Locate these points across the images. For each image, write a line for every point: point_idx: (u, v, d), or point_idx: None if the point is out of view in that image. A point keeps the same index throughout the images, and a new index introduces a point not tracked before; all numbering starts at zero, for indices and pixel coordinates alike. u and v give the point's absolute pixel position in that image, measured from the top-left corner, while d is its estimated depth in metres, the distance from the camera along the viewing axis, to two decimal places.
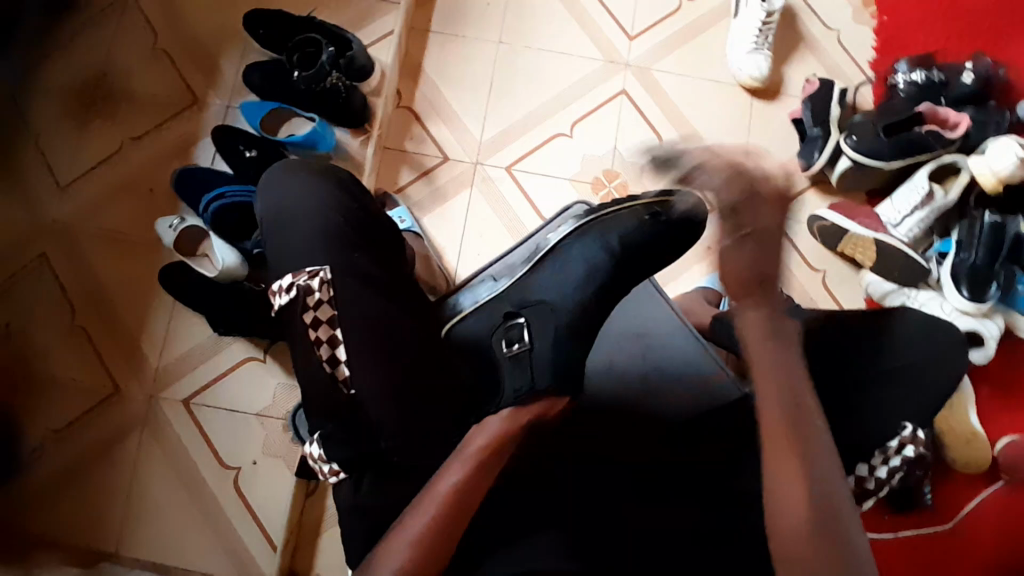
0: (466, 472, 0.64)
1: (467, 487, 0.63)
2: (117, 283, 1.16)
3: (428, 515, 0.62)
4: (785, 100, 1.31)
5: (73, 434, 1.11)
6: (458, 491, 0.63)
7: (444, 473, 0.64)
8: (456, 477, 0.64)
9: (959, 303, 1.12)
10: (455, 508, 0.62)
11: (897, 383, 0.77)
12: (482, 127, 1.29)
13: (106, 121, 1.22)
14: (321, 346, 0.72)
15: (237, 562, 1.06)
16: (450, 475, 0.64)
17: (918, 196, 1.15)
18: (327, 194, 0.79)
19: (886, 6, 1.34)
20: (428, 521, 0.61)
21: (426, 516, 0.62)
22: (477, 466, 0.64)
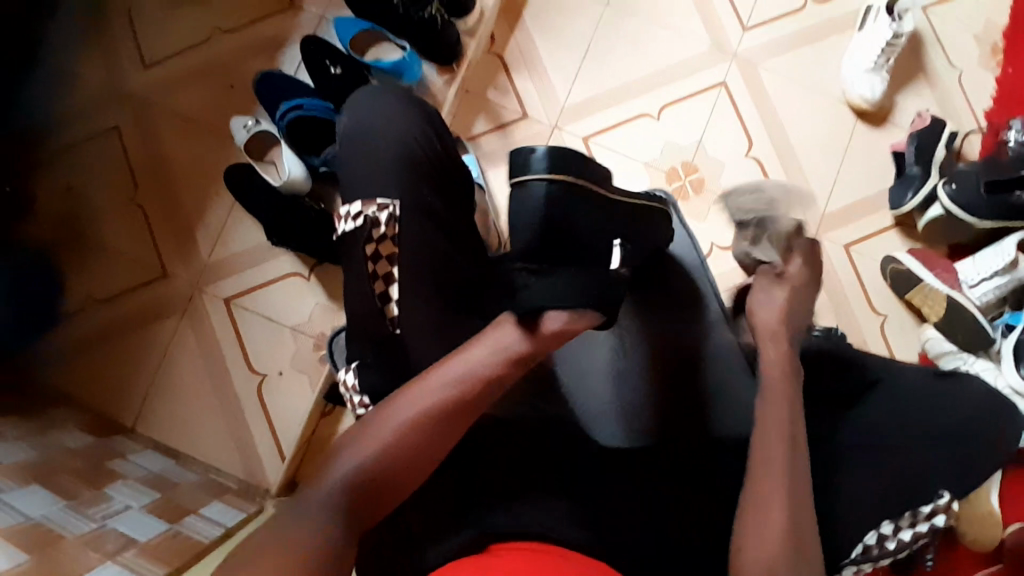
0: (499, 365, 0.63)
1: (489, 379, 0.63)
2: (181, 171, 1.17)
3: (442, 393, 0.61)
4: (890, 129, 1.23)
5: (116, 306, 1.14)
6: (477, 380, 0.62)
7: (477, 351, 0.64)
8: (490, 363, 0.63)
9: (1014, 381, 1.04)
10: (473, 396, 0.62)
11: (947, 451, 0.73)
12: (568, 91, 1.24)
13: (199, 6, 1.21)
14: (376, 279, 0.71)
15: (245, 462, 1.10)
16: (484, 355, 0.64)
17: (1000, 262, 1.10)
18: (412, 124, 0.75)
19: (1015, 57, 1.23)
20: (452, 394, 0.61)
21: (453, 388, 0.62)
22: (514, 356, 0.64)
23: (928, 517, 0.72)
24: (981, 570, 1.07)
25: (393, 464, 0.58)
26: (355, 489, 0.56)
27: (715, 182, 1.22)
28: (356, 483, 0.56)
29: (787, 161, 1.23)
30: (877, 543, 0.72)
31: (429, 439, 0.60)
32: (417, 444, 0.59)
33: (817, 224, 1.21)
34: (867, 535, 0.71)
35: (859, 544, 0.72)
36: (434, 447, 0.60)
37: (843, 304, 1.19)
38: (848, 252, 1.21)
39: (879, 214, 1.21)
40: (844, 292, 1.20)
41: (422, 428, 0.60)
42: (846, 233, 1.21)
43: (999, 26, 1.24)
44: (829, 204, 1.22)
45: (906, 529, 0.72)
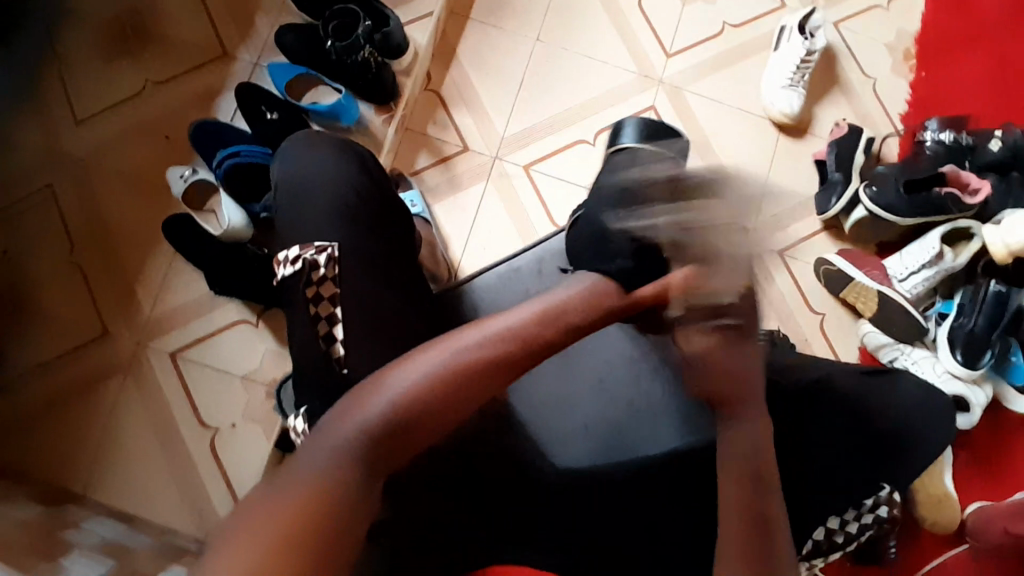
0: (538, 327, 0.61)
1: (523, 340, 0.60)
2: (119, 226, 1.15)
3: (470, 357, 0.58)
4: (811, 140, 1.31)
5: (57, 370, 1.10)
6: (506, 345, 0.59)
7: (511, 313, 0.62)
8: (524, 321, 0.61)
9: (952, 366, 1.12)
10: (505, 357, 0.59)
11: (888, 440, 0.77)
12: (506, 122, 1.28)
13: (131, 61, 1.20)
14: (320, 321, 0.70)
15: (202, 521, 1.06)
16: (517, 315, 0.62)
17: (926, 255, 1.15)
18: (344, 171, 0.77)
19: (926, 62, 1.34)
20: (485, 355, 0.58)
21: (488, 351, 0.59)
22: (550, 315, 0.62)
23: (872, 509, 0.77)
24: (945, 553, 1.11)
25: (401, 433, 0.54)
26: (368, 444, 0.52)
27: None
28: (367, 441, 0.52)
29: None
30: (826, 537, 0.76)
31: (450, 400, 0.56)
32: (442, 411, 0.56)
33: None
34: (816, 531, 0.75)
35: (809, 540, 0.75)
36: (453, 405, 0.56)
37: (784, 308, 1.25)
38: (782, 257, 1.26)
39: (807, 220, 1.28)
40: (783, 299, 1.25)
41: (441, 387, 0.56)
42: (779, 239, 1.27)
43: (911, 33, 1.35)
44: (763, 213, 1.28)
45: (853, 522, 0.77)
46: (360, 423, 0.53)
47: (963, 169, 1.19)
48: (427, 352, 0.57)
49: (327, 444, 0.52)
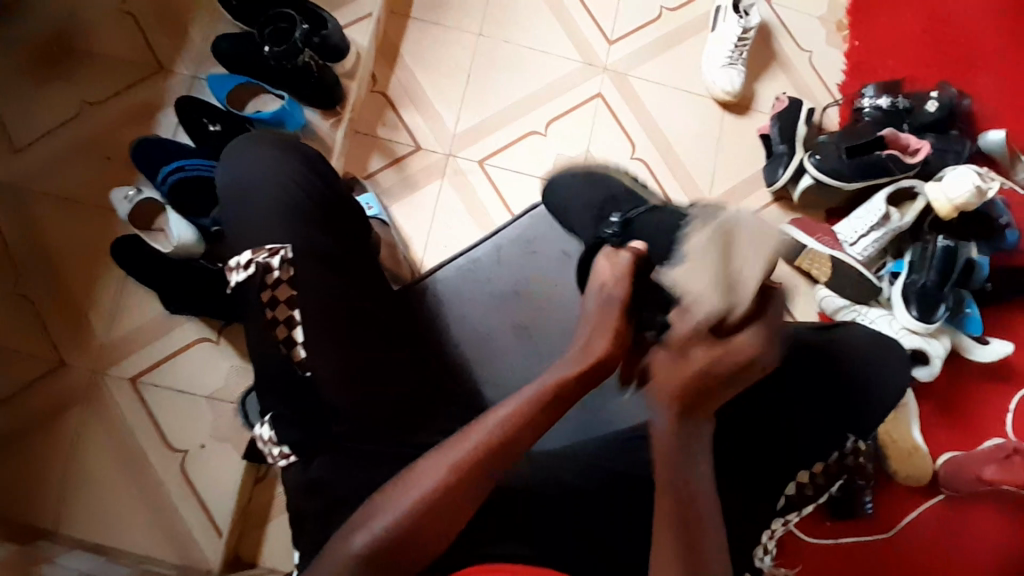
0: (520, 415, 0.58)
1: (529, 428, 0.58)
2: (67, 252, 1.11)
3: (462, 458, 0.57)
4: (755, 115, 1.34)
5: (11, 406, 1.06)
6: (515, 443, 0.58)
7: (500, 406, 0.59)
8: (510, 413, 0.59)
9: (908, 321, 1.16)
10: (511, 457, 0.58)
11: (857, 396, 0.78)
12: (456, 118, 1.28)
13: (64, 83, 1.17)
14: (278, 325, 0.68)
15: (181, 545, 1.04)
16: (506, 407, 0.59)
17: (873, 218, 1.18)
18: (291, 171, 0.75)
19: (858, 32, 1.38)
20: (472, 448, 0.57)
21: (470, 446, 0.57)
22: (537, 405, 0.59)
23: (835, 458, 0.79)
24: (921, 504, 1.15)
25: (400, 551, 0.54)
26: (380, 555, 0.54)
27: None
28: (378, 550, 0.54)
29: (668, 157, 1.31)
30: (798, 489, 0.79)
31: (431, 529, 0.55)
32: (433, 513, 0.55)
33: None
34: (786, 486, 0.77)
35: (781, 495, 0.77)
36: (459, 510, 0.56)
37: None
38: None
39: (758, 193, 1.32)
40: None
41: (445, 491, 0.56)
42: None
43: (843, 4, 1.39)
44: (715, 190, 1.31)
45: (821, 473, 0.80)
46: (370, 531, 0.54)
47: (902, 131, 1.23)
48: (430, 460, 0.57)
49: (342, 555, 0.54)
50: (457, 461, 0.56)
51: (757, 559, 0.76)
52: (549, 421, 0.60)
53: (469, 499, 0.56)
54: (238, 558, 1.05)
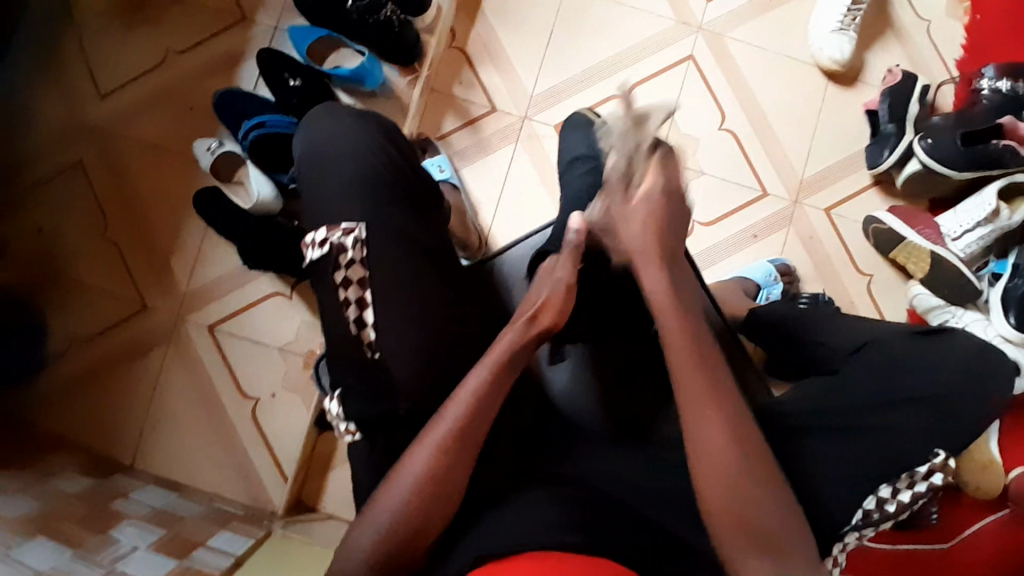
0: (489, 385, 0.65)
1: (493, 399, 0.65)
2: (151, 199, 1.15)
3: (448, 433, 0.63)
4: (861, 88, 1.22)
5: (98, 344, 1.12)
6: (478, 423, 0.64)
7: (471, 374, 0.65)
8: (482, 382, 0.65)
9: (1004, 330, 1.06)
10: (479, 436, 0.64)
11: (954, 413, 0.72)
12: (535, 79, 1.22)
13: (149, 29, 1.17)
14: (349, 306, 0.68)
15: (248, 487, 1.10)
16: (477, 376, 0.65)
17: (982, 212, 1.08)
18: (371, 144, 0.73)
19: (981, 3, 1.21)
20: (458, 421, 0.63)
21: (454, 419, 0.63)
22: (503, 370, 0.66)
23: (926, 477, 0.68)
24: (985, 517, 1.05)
25: (420, 525, 0.61)
26: (389, 548, 0.61)
27: (693, 156, 1.22)
28: (387, 540, 0.61)
29: (761, 130, 1.22)
30: (877, 507, 0.68)
31: (440, 496, 0.62)
32: (441, 484, 0.62)
33: (796, 190, 1.21)
34: (866, 499, 0.68)
35: (858, 509, 0.68)
36: (450, 490, 0.62)
37: (828, 267, 1.20)
38: (829, 215, 1.21)
39: (855, 175, 1.21)
40: (829, 259, 1.20)
41: (432, 473, 0.62)
42: (824, 197, 1.21)
43: None
44: (806, 169, 1.22)
45: (905, 491, 0.68)
46: (376, 527, 0.61)
47: (1021, 121, 1.09)
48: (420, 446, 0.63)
49: (353, 555, 0.61)
50: (444, 439, 0.63)
51: (825, 573, 0.68)
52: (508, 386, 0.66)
53: (452, 475, 0.63)
54: (301, 502, 1.10)
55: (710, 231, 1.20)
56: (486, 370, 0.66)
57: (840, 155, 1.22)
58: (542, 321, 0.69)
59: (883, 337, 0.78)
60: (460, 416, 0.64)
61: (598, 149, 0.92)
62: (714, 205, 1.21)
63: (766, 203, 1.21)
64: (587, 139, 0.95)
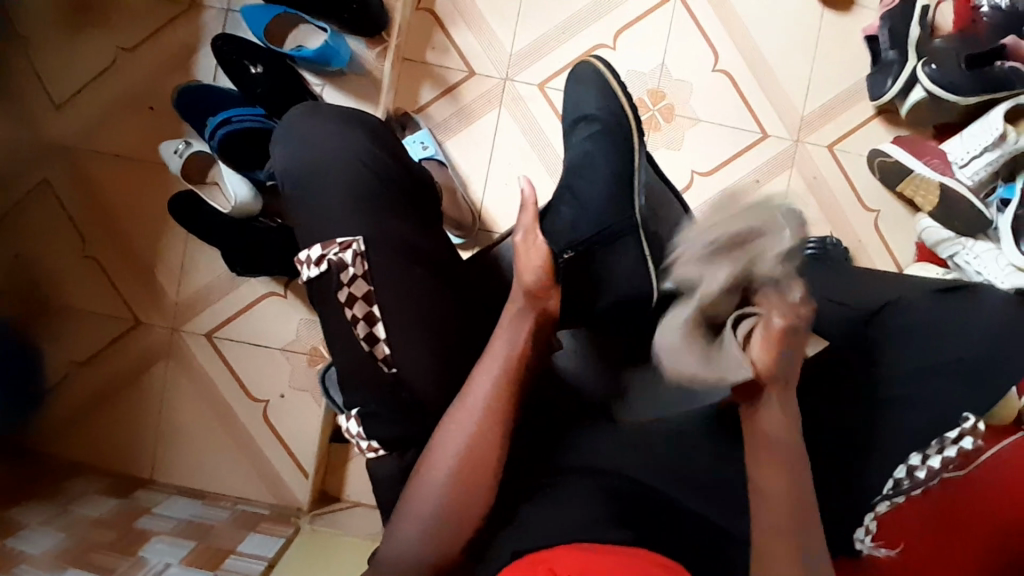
0: (499, 396, 0.60)
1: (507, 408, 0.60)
2: (126, 210, 1.10)
3: (461, 448, 0.59)
4: (858, 12, 1.14)
5: (97, 364, 1.10)
6: (501, 393, 0.60)
7: (476, 380, 0.61)
8: (488, 389, 0.60)
9: (1016, 258, 1.00)
10: (507, 407, 0.60)
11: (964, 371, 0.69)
12: (513, 36, 1.14)
13: (95, 28, 1.09)
14: (358, 324, 0.64)
15: (270, 487, 1.10)
16: (483, 383, 0.61)
17: (988, 137, 1.03)
18: (355, 142, 0.69)
19: None
20: (470, 434, 0.59)
21: (463, 434, 0.59)
22: (507, 376, 0.61)
23: (955, 442, 0.67)
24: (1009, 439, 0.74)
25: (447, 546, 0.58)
26: (432, 542, 0.57)
27: (686, 105, 1.15)
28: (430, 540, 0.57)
29: (757, 68, 1.15)
30: (908, 475, 0.67)
31: (464, 514, 0.58)
32: (462, 504, 0.58)
33: (796, 129, 1.16)
34: (896, 469, 0.67)
35: (889, 478, 0.67)
36: (485, 471, 0.59)
37: (833, 207, 1.16)
38: (832, 152, 1.15)
39: (858, 107, 1.15)
40: (836, 199, 1.16)
41: (462, 466, 0.59)
42: (827, 133, 1.15)
43: None
44: (806, 106, 1.15)
45: (936, 456, 0.67)
46: (417, 522, 0.58)
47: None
48: (434, 463, 0.59)
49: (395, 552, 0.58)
50: (457, 454, 0.59)
51: (859, 542, 0.67)
52: (513, 395, 0.61)
53: (486, 456, 0.59)
54: (326, 493, 1.11)
55: (710, 182, 1.15)
56: (490, 378, 0.61)
57: (842, 86, 1.15)
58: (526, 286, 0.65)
59: (900, 294, 0.75)
60: (485, 386, 0.61)
61: (612, 108, 0.83)
62: (710, 155, 1.15)
63: (766, 146, 1.15)
64: (600, 93, 0.85)
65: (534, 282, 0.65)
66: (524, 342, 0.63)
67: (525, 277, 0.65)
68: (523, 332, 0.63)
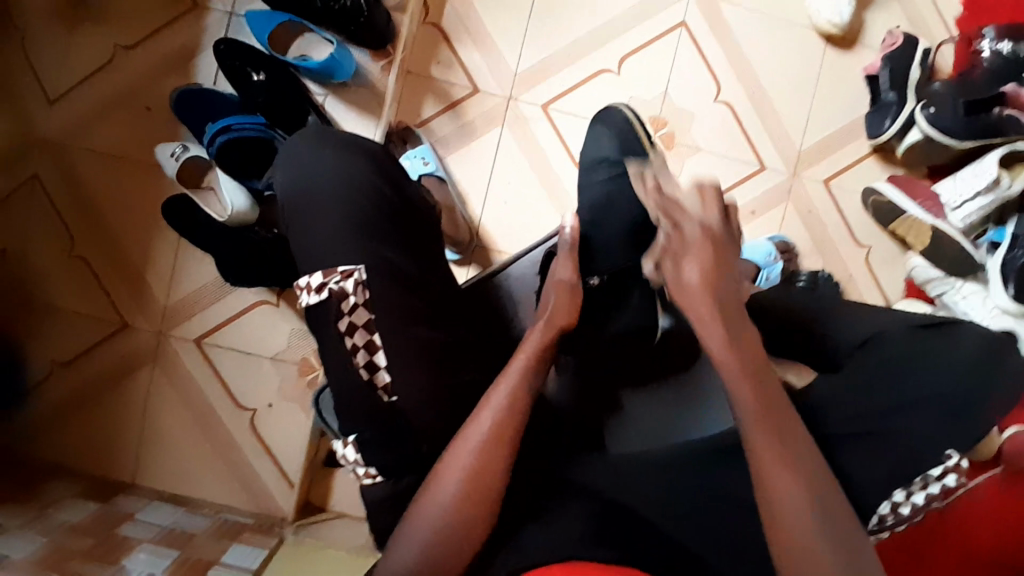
0: (502, 433, 0.59)
1: (508, 443, 0.59)
2: (119, 211, 1.09)
3: (460, 486, 0.57)
4: (860, 51, 1.16)
5: (84, 365, 1.09)
6: (507, 426, 0.60)
7: (476, 419, 0.60)
8: (489, 427, 0.59)
9: (1002, 302, 1.04)
10: (513, 433, 0.60)
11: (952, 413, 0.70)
12: (518, 55, 1.14)
13: (98, 26, 1.08)
14: (357, 353, 0.63)
15: (255, 496, 1.10)
16: (482, 422, 0.60)
17: (981, 182, 1.04)
18: (355, 173, 0.67)
19: None
20: (467, 470, 0.58)
21: (460, 471, 0.58)
22: (508, 413, 0.60)
23: (939, 479, 0.68)
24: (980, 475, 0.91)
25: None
26: (428, 567, 0.56)
27: (687, 133, 1.16)
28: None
29: (758, 100, 1.16)
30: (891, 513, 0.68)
31: (459, 547, 0.57)
32: (456, 542, 0.57)
33: (793, 163, 1.17)
34: (881, 506, 0.68)
35: (873, 516, 0.68)
36: (488, 501, 0.58)
37: (826, 242, 1.17)
38: (827, 187, 1.17)
39: (855, 144, 1.17)
40: (828, 234, 1.17)
41: (458, 502, 0.57)
42: (823, 168, 1.17)
43: None
44: (803, 141, 1.17)
45: (919, 493, 0.68)
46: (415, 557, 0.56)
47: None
48: (431, 498, 0.58)
49: None
50: (457, 490, 0.57)
51: None
52: (516, 433, 0.60)
53: (487, 490, 0.58)
54: (310, 503, 1.12)
55: None
56: (490, 415, 0.60)
57: (840, 123, 1.17)
58: (555, 316, 0.69)
59: (895, 326, 0.75)
60: (496, 409, 0.60)
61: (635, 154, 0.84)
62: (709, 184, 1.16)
63: (763, 178, 1.17)
64: (617, 136, 0.86)
65: (557, 310, 0.69)
66: (539, 382, 0.64)
67: (552, 307, 0.70)
68: (539, 369, 0.65)
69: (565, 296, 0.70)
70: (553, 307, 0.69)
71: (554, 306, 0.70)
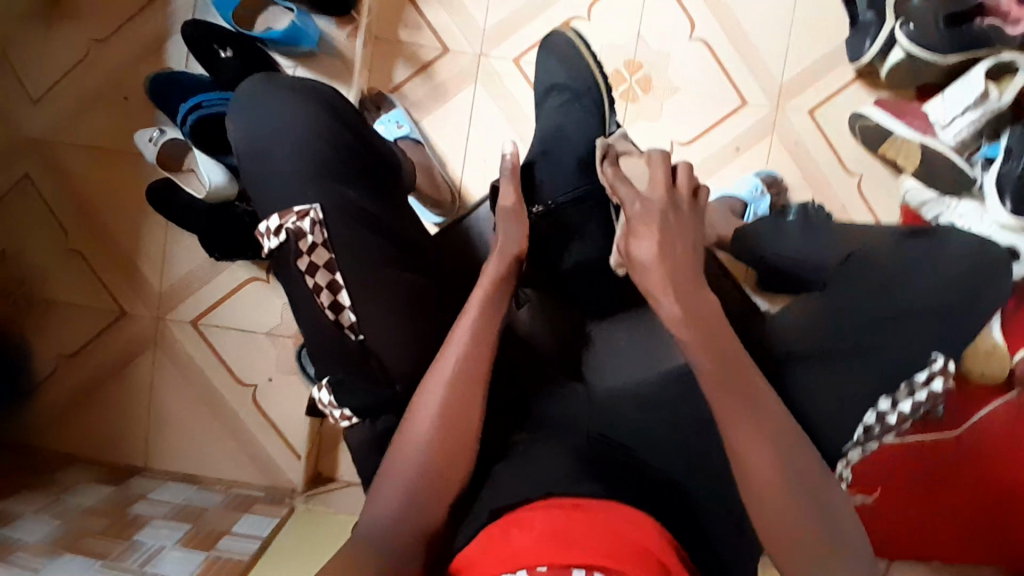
0: (472, 362, 0.60)
1: (480, 371, 0.60)
2: (106, 202, 1.11)
3: (435, 415, 0.58)
4: None
5: (87, 356, 1.12)
6: (477, 355, 0.61)
7: (447, 350, 0.61)
8: (459, 357, 0.60)
9: (999, 218, 0.98)
10: (483, 361, 0.61)
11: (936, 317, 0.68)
12: (485, 10, 1.12)
13: (68, 20, 1.10)
14: (320, 293, 0.63)
15: (262, 470, 1.12)
16: (452, 351, 0.61)
17: (969, 97, 1.00)
18: (309, 118, 0.67)
19: None
20: (442, 400, 0.58)
21: (436, 401, 0.59)
22: (478, 342, 0.61)
23: (926, 384, 0.66)
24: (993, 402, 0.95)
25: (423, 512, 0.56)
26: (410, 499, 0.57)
27: (663, 73, 1.14)
28: (403, 511, 0.56)
29: (734, 34, 1.14)
30: (878, 421, 0.67)
31: (437, 481, 0.57)
32: (435, 477, 0.57)
33: (775, 96, 1.14)
34: (865, 415, 0.67)
35: (859, 425, 0.67)
36: (465, 432, 0.59)
37: (817, 174, 1.15)
38: (812, 117, 1.14)
39: (838, 70, 1.14)
40: (818, 164, 1.15)
41: (433, 435, 0.58)
42: (807, 98, 1.14)
43: None
44: (785, 72, 1.14)
45: (906, 400, 0.67)
46: (393, 494, 0.57)
47: None
48: (409, 432, 0.58)
49: (372, 513, 0.56)
50: (433, 421, 0.58)
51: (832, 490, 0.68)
52: (486, 360, 0.61)
53: (462, 421, 0.59)
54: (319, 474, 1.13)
55: (689, 151, 1.15)
56: (461, 344, 0.61)
57: (823, 49, 1.14)
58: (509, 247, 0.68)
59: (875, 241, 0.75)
60: (465, 339, 0.61)
61: (591, 81, 0.83)
62: (690, 125, 1.14)
63: (746, 113, 1.14)
64: (568, 63, 0.86)
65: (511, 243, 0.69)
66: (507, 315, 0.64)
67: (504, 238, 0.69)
68: (505, 301, 0.65)
69: (517, 226, 0.70)
70: (506, 238, 0.69)
71: (507, 238, 0.69)
